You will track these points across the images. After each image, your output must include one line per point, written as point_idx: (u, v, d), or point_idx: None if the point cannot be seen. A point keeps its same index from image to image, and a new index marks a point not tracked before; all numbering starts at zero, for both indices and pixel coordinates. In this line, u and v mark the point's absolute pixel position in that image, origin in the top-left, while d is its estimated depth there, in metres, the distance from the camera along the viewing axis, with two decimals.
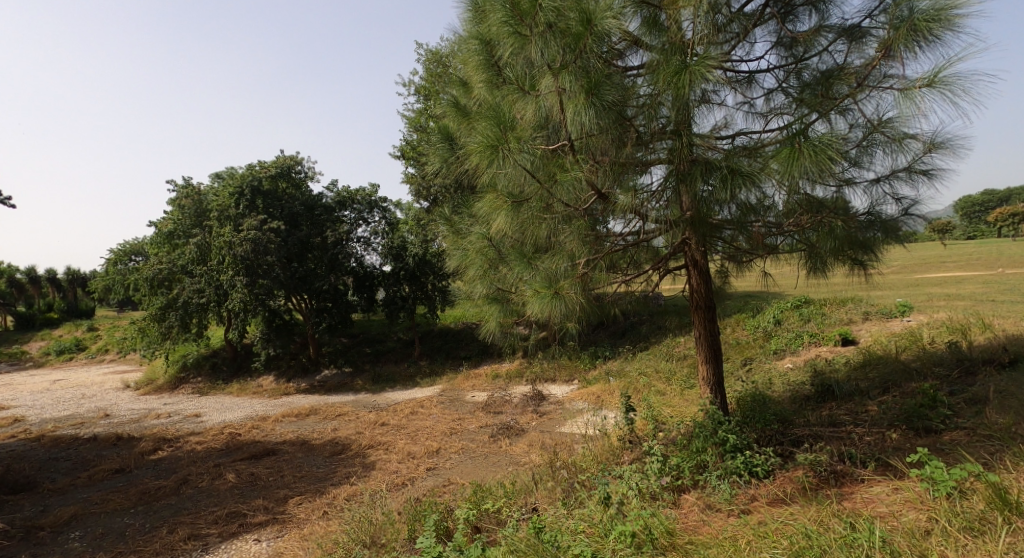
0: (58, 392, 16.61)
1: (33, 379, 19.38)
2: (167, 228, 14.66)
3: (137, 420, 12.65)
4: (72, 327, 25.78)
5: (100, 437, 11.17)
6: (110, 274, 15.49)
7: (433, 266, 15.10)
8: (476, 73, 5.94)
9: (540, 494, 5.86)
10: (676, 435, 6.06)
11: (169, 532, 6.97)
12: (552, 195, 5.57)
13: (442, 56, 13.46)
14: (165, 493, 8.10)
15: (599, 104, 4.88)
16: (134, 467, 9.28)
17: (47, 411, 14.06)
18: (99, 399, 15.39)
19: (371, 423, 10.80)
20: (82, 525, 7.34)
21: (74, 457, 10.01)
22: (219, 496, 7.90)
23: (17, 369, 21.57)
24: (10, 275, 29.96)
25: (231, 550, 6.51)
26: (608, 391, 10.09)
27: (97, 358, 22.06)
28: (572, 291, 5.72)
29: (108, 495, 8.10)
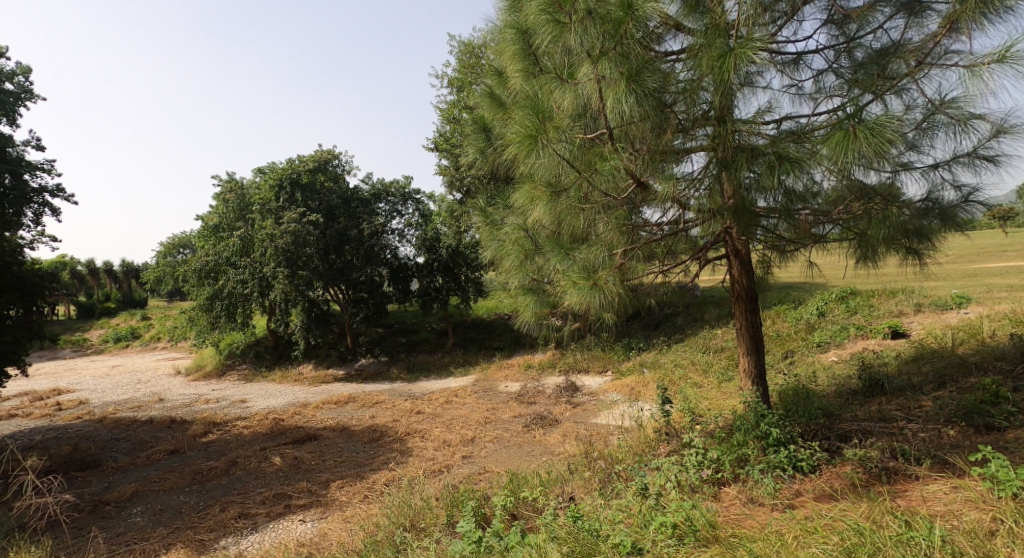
0: (116, 377, 17.20)
1: (91, 364, 20.15)
2: (212, 221, 15.08)
3: (188, 405, 13.01)
4: (127, 316, 26.61)
5: (155, 419, 11.52)
6: (160, 266, 16.01)
7: (466, 257, 15.12)
8: (512, 63, 5.91)
9: (577, 484, 5.87)
10: (714, 427, 5.97)
11: (221, 510, 7.15)
12: (591, 184, 5.50)
13: (476, 48, 13.52)
14: (217, 474, 8.31)
15: (640, 91, 4.91)
16: (187, 448, 9.55)
17: (106, 394, 14.60)
18: (153, 384, 15.91)
19: (407, 410, 10.91)
20: (142, 501, 7.58)
21: (133, 438, 10.35)
22: (266, 478, 8.06)
23: (78, 355, 22.40)
24: (70, 267, 31.10)
25: (279, 530, 6.65)
26: (642, 382, 9.99)
27: (149, 346, 22.73)
28: (609, 282, 5.66)
29: (165, 474, 8.36)
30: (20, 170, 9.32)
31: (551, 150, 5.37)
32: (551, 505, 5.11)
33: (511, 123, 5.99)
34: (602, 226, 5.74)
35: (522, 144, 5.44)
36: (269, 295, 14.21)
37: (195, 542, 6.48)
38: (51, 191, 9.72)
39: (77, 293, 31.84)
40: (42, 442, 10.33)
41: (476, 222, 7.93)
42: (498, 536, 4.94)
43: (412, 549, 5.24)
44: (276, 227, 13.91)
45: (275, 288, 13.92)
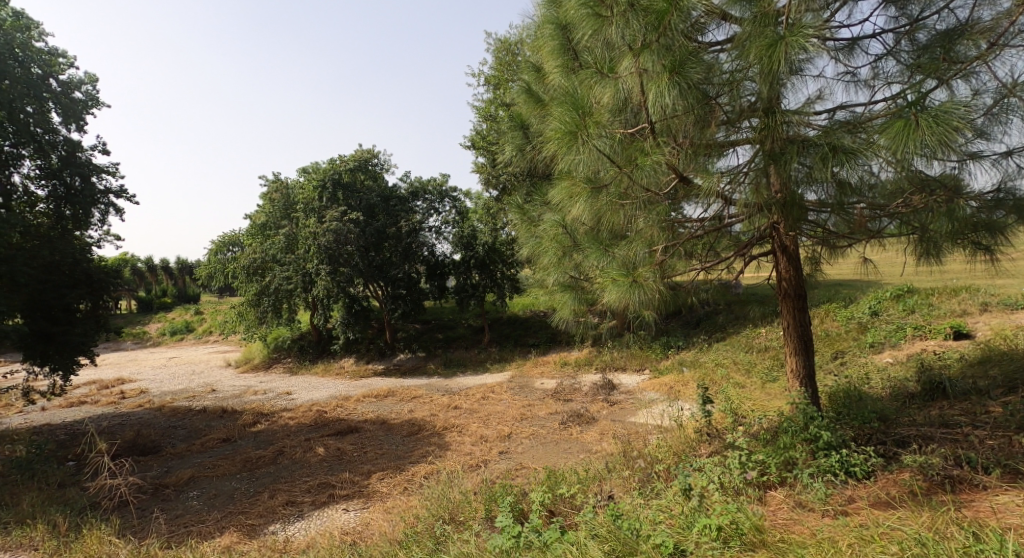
0: (172, 368, 17.83)
1: (150, 355, 20.96)
2: (259, 220, 15.43)
3: (238, 395, 13.35)
4: (182, 310, 27.51)
5: (208, 409, 11.86)
6: (211, 263, 16.42)
7: (502, 254, 15.07)
8: (551, 59, 5.85)
9: (616, 483, 5.82)
10: (759, 429, 5.78)
11: (270, 497, 7.30)
12: (632, 180, 5.36)
13: (513, 46, 13.49)
14: (265, 462, 8.50)
15: (684, 82, 4.82)
16: (238, 437, 9.81)
17: (164, 384, 15.15)
18: (206, 375, 16.41)
19: (445, 405, 10.94)
20: (198, 486, 7.84)
21: (188, 426, 10.69)
22: (311, 468, 8.20)
23: (139, 347, 23.27)
24: (132, 263, 32.33)
25: (323, 518, 6.74)
26: (682, 382, 9.78)
27: (202, 339, 23.40)
28: (650, 279, 5.57)
29: (218, 461, 8.63)
30: (89, 172, 9.59)
31: (592, 146, 5.25)
32: (589, 502, 5.06)
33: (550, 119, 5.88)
34: (642, 222, 5.61)
35: (561, 140, 5.35)
36: (312, 291, 14.51)
37: (245, 526, 6.61)
38: (117, 192, 10.04)
39: (137, 289, 33.11)
40: (104, 428, 10.77)
41: (512, 219, 7.83)
42: (537, 532, 4.94)
43: (452, 542, 5.19)
44: (319, 225, 14.17)
45: (318, 284, 14.23)
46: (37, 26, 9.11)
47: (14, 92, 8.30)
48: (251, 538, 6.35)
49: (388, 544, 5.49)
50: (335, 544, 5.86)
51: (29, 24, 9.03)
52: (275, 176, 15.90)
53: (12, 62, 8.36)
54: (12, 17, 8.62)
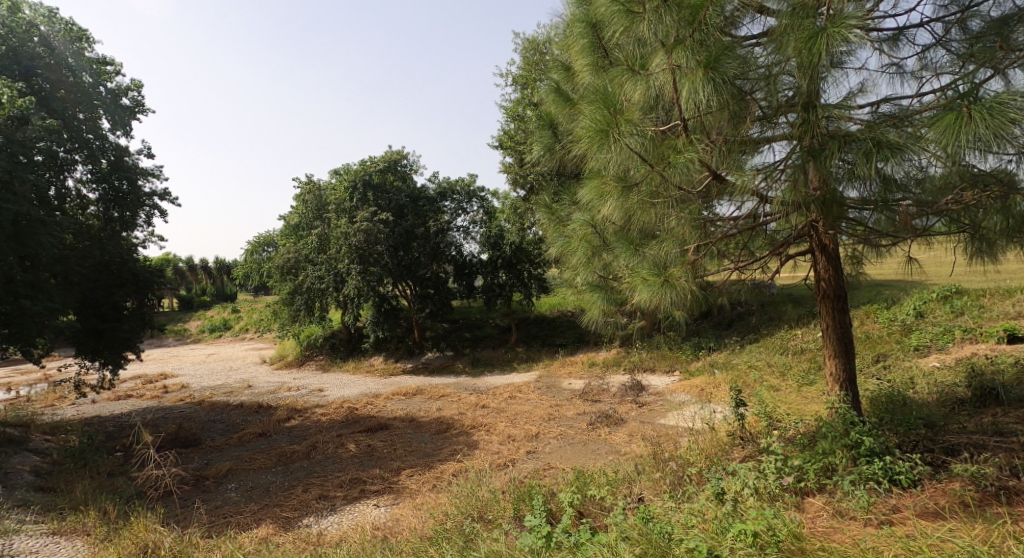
0: (211, 364, 18.23)
1: (190, 352, 21.45)
2: (293, 221, 15.65)
3: (272, 391, 13.54)
4: (220, 308, 28.07)
5: (245, 404, 12.07)
6: (247, 263, 16.74)
7: (529, 254, 15.01)
8: (581, 57, 5.77)
9: (646, 485, 5.74)
10: (795, 433, 5.63)
11: (304, 491, 7.39)
12: (664, 178, 5.25)
13: (541, 46, 13.43)
14: (299, 456, 8.62)
15: (718, 78, 4.74)
16: (273, 431, 9.97)
17: (204, 380, 15.50)
18: (241, 372, 16.71)
19: (472, 404, 10.91)
20: (236, 478, 8.00)
21: (227, 420, 10.92)
22: (343, 463, 8.26)
23: (180, 343, 23.85)
24: (173, 262, 33.14)
25: (354, 513, 6.77)
26: (713, 384, 9.60)
27: (238, 336, 23.82)
28: (683, 278, 5.47)
29: (255, 455, 8.80)
30: (135, 176, 9.88)
31: (624, 144, 5.16)
32: (619, 503, 5.01)
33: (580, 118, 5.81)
34: (674, 221, 5.49)
35: (591, 139, 5.26)
36: (343, 290, 14.65)
37: (280, 518, 6.68)
38: (162, 194, 10.34)
39: (178, 287, 33.91)
40: (149, 420, 11.07)
41: (540, 219, 7.76)
42: (567, 533, 4.91)
43: (481, 540, 5.14)
44: (350, 225, 14.29)
45: (348, 283, 14.37)
46: (87, 34, 9.29)
47: (63, 102, 8.74)
48: (286, 530, 6.40)
49: (416, 540, 5.49)
50: (366, 539, 5.86)
51: (80, 32, 9.24)
52: (308, 178, 16.09)
53: (64, 73, 8.75)
54: (64, 29, 8.88)
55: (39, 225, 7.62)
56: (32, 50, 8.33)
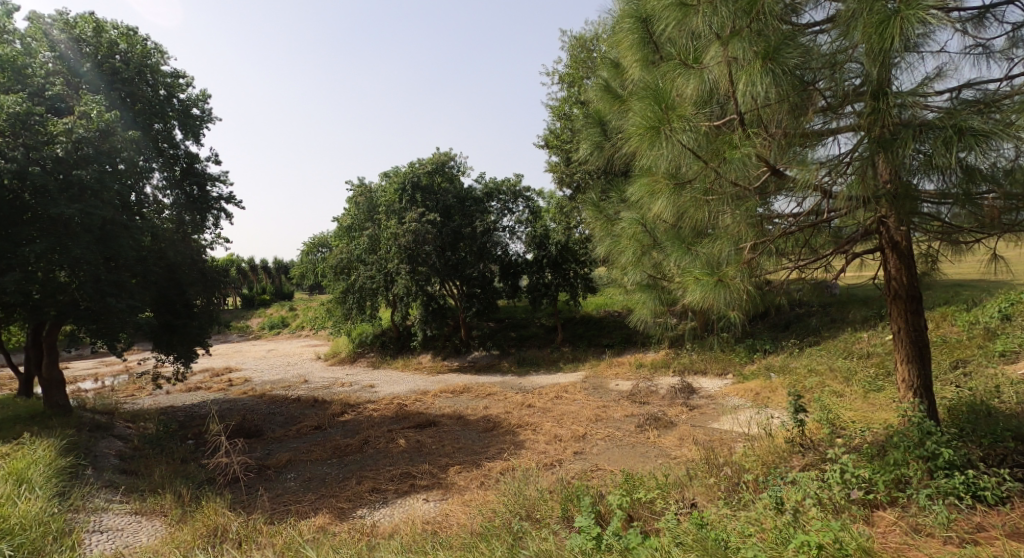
0: (270, 359, 18.71)
1: (252, 347, 22.11)
2: (345, 222, 15.84)
3: (327, 386, 13.75)
4: (279, 306, 28.81)
5: (302, 398, 12.31)
6: (303, 263, 17.14)
7: (574, 253, 14.80)
8: (631, 53, 5.59)
9: (699, 490, 5.54)
10: (862, 442, 5.32)
11: (357, 483, 7.44)
12: (719, 174, 5.09)
13: (588, 42, 13.21)
14: (352, 449, 8.70)
15: (778, 70, 4.56)
16: (329, 425, 10.12)
17: (265, 374, 15.96)
18: (298, 368, 17.11)
19: (518, 403, 10.80)
20: (295, 468, 8.15)
21: (285, 413, 11.16)
22: (393, 458, 8.27)
23: (243, 339, 24.61)
24: (235, 262, 34.21)
25: (404, 507, 6.76)
26: (770, 388, 9.21)
27: (296, 333, 24.35)
28: (738, 278, 5.22)
29: (311, 446, 8.95)
30: (206, 182, 10.38)
31: (677, 140, 4.98)
32: (670, 509, 4.90)
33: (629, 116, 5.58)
34: (728, 218, 5.25)
35: (643, 137, 5.09)
36: (392, 289, 14.80)
37: (336, 509, 6.74)
38: (228, 198, 10.63)
39: (240, 285, 34.98)
40: (218, 411, 11.45)
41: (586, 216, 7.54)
42: (618, 536, 4.77)
43: (531, 538, 5.04)
44: (400, 226, 14.39)
45: (398, 283, 14.50)
46: (163, 50, 9.84)
47: (141, 114, 9.20)
48: (342, 520, 6.44)
49: (467, 535, 5.42)
50: (417, 531, 5.85)
51: (156, 47, 9.76)
52: (359, 181, 16.31)
53: (141, 87, 9.24)
54: (141, 45, 9.33)
55: (123, 229, 8.24)
56: (113, 65, 8.88)
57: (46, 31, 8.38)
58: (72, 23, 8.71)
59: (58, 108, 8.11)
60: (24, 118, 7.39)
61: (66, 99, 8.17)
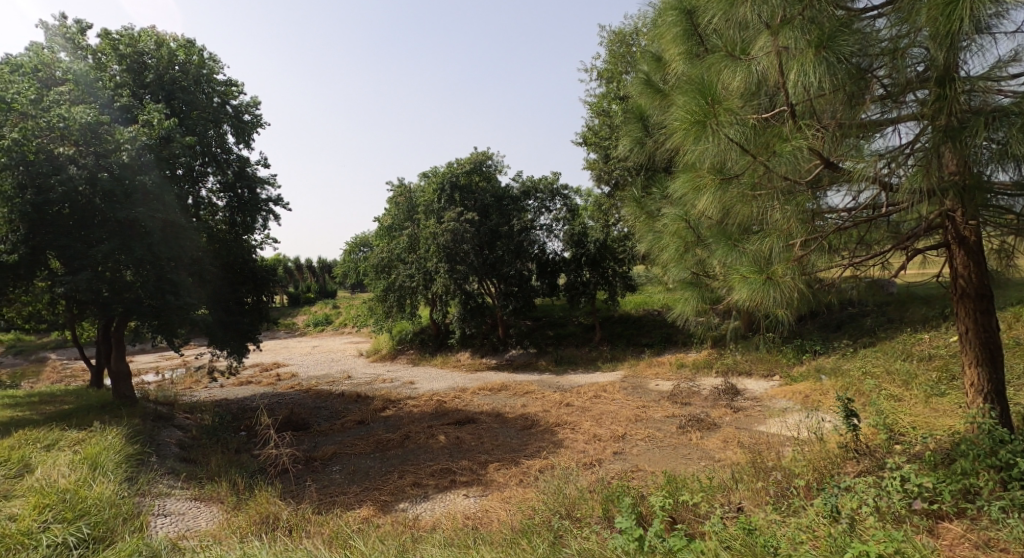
0: (316, 355, 19.00)
1: (297, 343, 22.51)
2: (386, 222, 16.03)
3: (368, 382, 13.87)
4: (323, 304, 29.21)
5: (346, 393, 12.43)
6: (346, 262, 17.40)
7: (614, 251, 14.54)
8: (674, 46, 5.40)
9: (747, 495, 5.34)
10: (924, 450, 5.04)
11: (399, 477, 7.44)
12: (769, 169, 4.85)
13: (627, 37, 12.96)
14: (393, 444, 8.71)
15: (832, 59, 4.33)
16: (371, 420, 10.18)
17: (311, 369, 16.22)
18: (341, 364, 17.33)
19: (557, 402, 10.66)
20: (340, 461, 8.20)
21: (330, 408, 11.28)
22: (434, 453, 8.25)
23: (289, 336, 25.08)
24: (281, 261, 34.89)
25: (444, 502, 6.71)
26: (820, 390, 8.88)
27: (338, 330, 24.65)
28: (788, 276, 4.99)
29: (356, 440, 9.00)
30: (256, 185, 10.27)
31: (724, 135, 4.80)
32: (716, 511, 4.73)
33: (672, 111, 5.38)
34: (777, 215, 5.00)
35: (688, 132, 4.88)
36: (432, 288, 14.82)
37: (379, 502, 6.73)
38: (276, 201, 10.68)
39: (286, 284, 35.78)
40: (266, 404, 11.63)
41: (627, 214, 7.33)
42: (661, 538, 4.62)
43: (572, 537, 4.94)
44: (439, 225, 14.42)
45: (436, 281, 14.51)
46: (217, 59, 10.04)
47: (198, 120, 9.18)
48: (385, 513, 6.44)
49: (507, 531, 5.34)
50: (458, 526, 5.79)
51: (211, 58, 9.99)
52: (400, 181, 16.44)
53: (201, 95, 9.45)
54: (199, 57, 9.47)
55: (184, 231, 8.56)
56: (172, 75, 9.06)
57: (116, 46, 8.81)
58: (137, 37, 9.00)
59: (126, 118, 8.57)
60: (94, 128, 7.62)
61: (133, 107, 8.66)
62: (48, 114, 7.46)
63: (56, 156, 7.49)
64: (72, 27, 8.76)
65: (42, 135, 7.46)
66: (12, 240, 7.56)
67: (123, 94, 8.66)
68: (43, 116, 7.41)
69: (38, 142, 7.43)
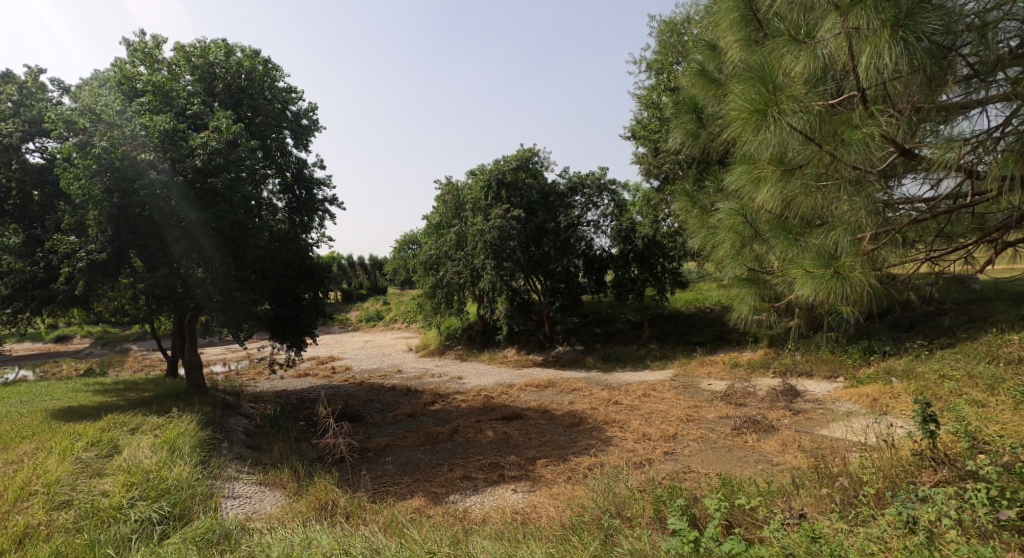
0: (368, 350, 19.22)
1: (352, 338, 22.85)
2: (435, 221, 16.07)
3: (418, 376, 13.90)
4: (375, 300, 29.56)
5: (398, 386, 12.47)
6: (396, 260, 17.56)
7: (662, 247, 14.10)
8: (729, 33, 5.04)
9: (809, 501, 5.04)
10: (1012, 460, 4.63)
11: (449, 469, 7.34)
12: (837, 159, 4.51)
13: (677, 24, 12.52)
14: (442, 438, 8.63)
15: (910, 39, 3.99)
16: (422, 413, 10.14)
17: (364, 363, 16.42)
18: (392, 358, 17.48)
19: (605, 400, 10.40)
20: (392, 453, 8.17)
21: (382, 400, 11.31)
22: (482, 447, 8.13)
23: (343, 331, 25.49)
24: (334, 259, 35.52)
25: (493, 496, 6.58)
26: (889, 393, 8.37)
27: (388, 326, 24.89)
28: (857, 270, 4.66)
29: (406, 433, 8.96)
30: (314, 186, 10.46)
31: (786, 123, 4.47)
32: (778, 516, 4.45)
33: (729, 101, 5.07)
34: (845, 207, 4.67)
35: (747, 122, 4.58)
36: (478, 285, 14.71)
37: (430, 493, 6.65)
38: (333, 200, 10.81)
39: (340, 281, 36.48)
40: (323, 395, 11.80)
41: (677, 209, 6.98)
42: (717, 542, 4.39)
43: (622, 536, 4.73)
44: (486, 223, 14.33)
45: (483, 278, 14.41)
46: (281, 68, 10.15)
47: (263, 128, 9.29)
48: (436, 504, 6.35)
49: (556, 528, 5.16)
50: (507, 521, 5.64)
51: (274, 66, 10.08)
52: (448, 180, 16.44)
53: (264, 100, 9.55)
54: (262, 65, 9.64)
55: (249, 229, 8.58)
56: (240, 83, 9.25)
57: (189, 57, 8.89)
58: (207, 47, 9.12)
59: (199, 124, 8.59)
60: (170, 134, 7.81)
61: (203, 116, 8.58)
62: (131, 123, 7.62)
63: (139, 162, 7.56)
64: (147, 41, 8.71)
65: (125, 143, 7.55)
66: (101, 240, 7.80)
67: (193, 102, 8.63)
68: (127, 124, 7.55)
69: (123, 151, 7.52)
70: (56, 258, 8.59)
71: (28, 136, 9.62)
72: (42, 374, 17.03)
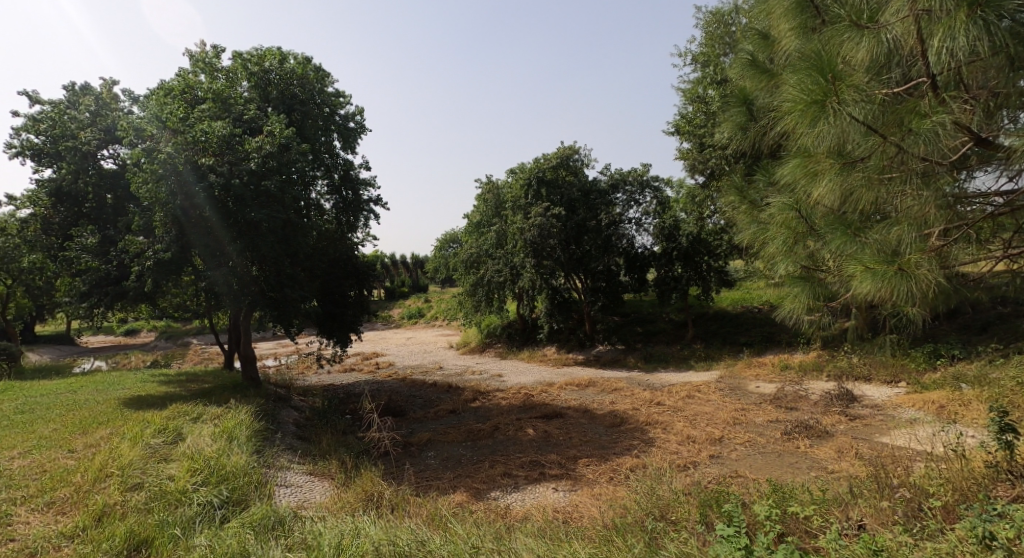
0: (410, 346, 19.30)
1: (394, 335, 23.01)
2: (476, 219, 15.97)
3: (458, 373, 13.83)
4: (416, 298, 29.71)
5: (439, 382, 12.42)
6: (437, 258, 17.56)
7: (708, 245, 13.65)
8: (784, 20, 4.74)
9: (868, 511, 4.71)
10: None
11: (489, 466, 7.20)
12: (904, 150, 4.18)
13: (724, 12, 12.10)
14: (483, 434, 8.49)
15: (990, 19, 3.66)
16: (463, 410, 10.04)
17: (405, 359, 16.47)
18: (433, 354, 17.49)
19: (647, 401, 10.11)
20: (433, 448, 8.08)
21: (423, 396, 11.25)
22: (523, 445, 7.96)
23: (385, 328, 25.71)
24: (377, 257, 35.86)
25: (534, 494, 6.41)
26: (956, 400, 7.88)
27: (430, 323, 24.95)
28: (923, 267, 4.27)
29: (448, 429, 8.87)
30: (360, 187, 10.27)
31: (847, 114, 4.14)
32: (834, 527, 4.14)
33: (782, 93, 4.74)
34: (911, 202, 4.32)
35: (803, 115, 4.25)
36: (518, 283, 14.54)
37: (471, 488, 6.52)
38: (378, 200, 10.74)
39: (383, 279, 36.84)
40: (368, 390, 11.83)
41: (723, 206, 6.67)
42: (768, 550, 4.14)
43: (668, 539, 4.49)
44: (526, 220, 14.16)
45: (523, 276, 14.24)
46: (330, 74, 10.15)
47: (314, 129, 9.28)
48: (477, 500, 6.22)
49: (599, 528, 4.95)
50: (548, 519, 5.46)
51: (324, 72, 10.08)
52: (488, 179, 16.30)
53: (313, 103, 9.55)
54: (313, 72, 9.65)
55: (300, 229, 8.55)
56: (294, 90, 9.31)
57: (245, 64, 9.02)
58: (262, 54, 9.22)
59: (255, 129, 8.68)
60: (227, 139, 7.88)
61: (259, 120, 8.67)
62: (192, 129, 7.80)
63: (199, 167, 7.77)
64: (208, 52, 8.83)
65: (186, 148, 7.77)
66: (167, 239, 8.06)
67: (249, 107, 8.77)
68: (188, 131, 7.74)
69: (184, 155, 7.69)
70: (128, 257, 8.82)
71: (104, 144, 9.83)
72: (110, 364, 17.79)
